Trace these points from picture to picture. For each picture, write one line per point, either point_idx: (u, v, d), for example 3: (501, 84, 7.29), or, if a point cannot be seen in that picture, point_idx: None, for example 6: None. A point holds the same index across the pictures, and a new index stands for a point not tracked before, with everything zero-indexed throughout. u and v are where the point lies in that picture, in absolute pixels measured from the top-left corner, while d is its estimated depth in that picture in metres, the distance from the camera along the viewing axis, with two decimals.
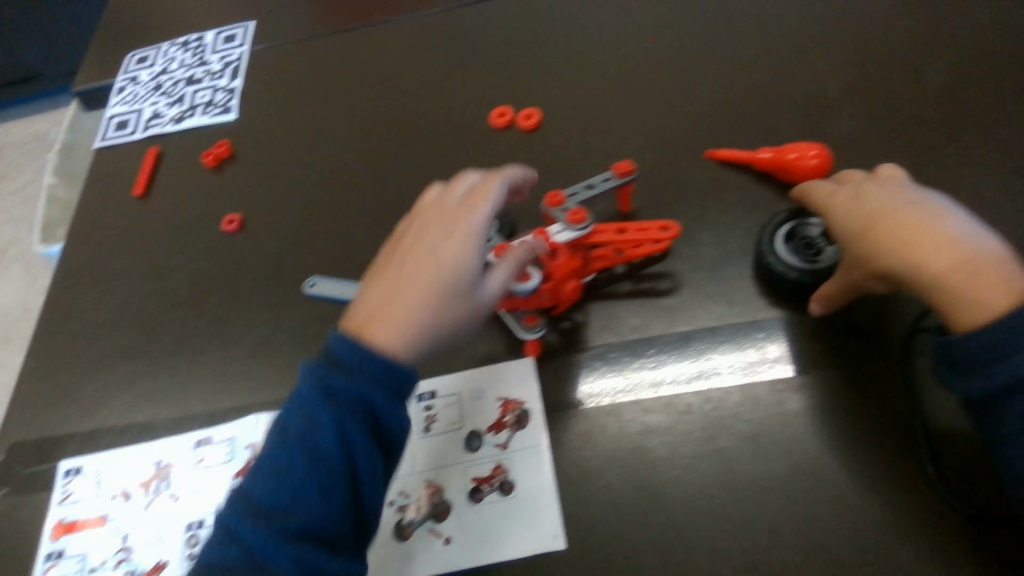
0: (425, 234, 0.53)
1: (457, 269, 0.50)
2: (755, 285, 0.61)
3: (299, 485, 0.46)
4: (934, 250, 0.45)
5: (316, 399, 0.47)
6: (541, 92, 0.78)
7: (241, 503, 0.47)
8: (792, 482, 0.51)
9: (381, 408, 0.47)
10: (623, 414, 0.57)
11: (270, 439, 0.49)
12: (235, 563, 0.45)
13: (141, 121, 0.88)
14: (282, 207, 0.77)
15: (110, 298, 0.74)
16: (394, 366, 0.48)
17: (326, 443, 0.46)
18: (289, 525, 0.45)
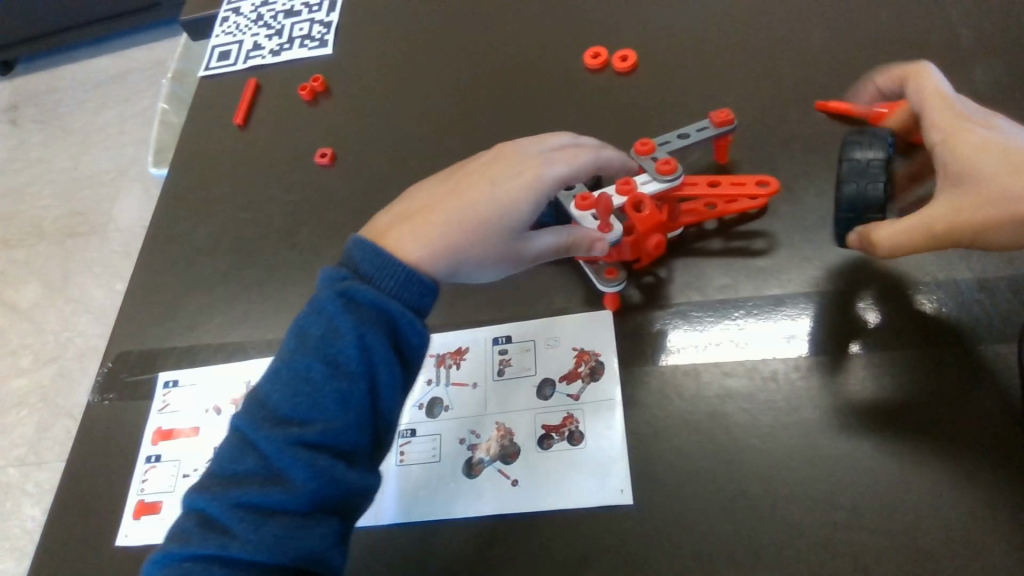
0: (494, 168, 0.57)
1: (508, 210, 0.54)
2: (857, 253, 0.57)
3: (318, 390, 0.48)
4: (1007, 166, 0.44)
5: (335, 306, 0.50)
6: (640, 34, 0.75)
7: (256, 412, 0.49)
8: (878, 462, 0.49)
9: (400, 320, 0.50)
10: (703, 375, 0.55)
11: (285, 349, 0.51)
12: (253, 472, 0.47)
13: (242, 53, 0.92)
14: (373, 143, 0.77)
15: (210, 223, 0.78)
16: (417, 278, 0.52)
17: (346, 348, 0.49)
18: (306, 435, 0.47)
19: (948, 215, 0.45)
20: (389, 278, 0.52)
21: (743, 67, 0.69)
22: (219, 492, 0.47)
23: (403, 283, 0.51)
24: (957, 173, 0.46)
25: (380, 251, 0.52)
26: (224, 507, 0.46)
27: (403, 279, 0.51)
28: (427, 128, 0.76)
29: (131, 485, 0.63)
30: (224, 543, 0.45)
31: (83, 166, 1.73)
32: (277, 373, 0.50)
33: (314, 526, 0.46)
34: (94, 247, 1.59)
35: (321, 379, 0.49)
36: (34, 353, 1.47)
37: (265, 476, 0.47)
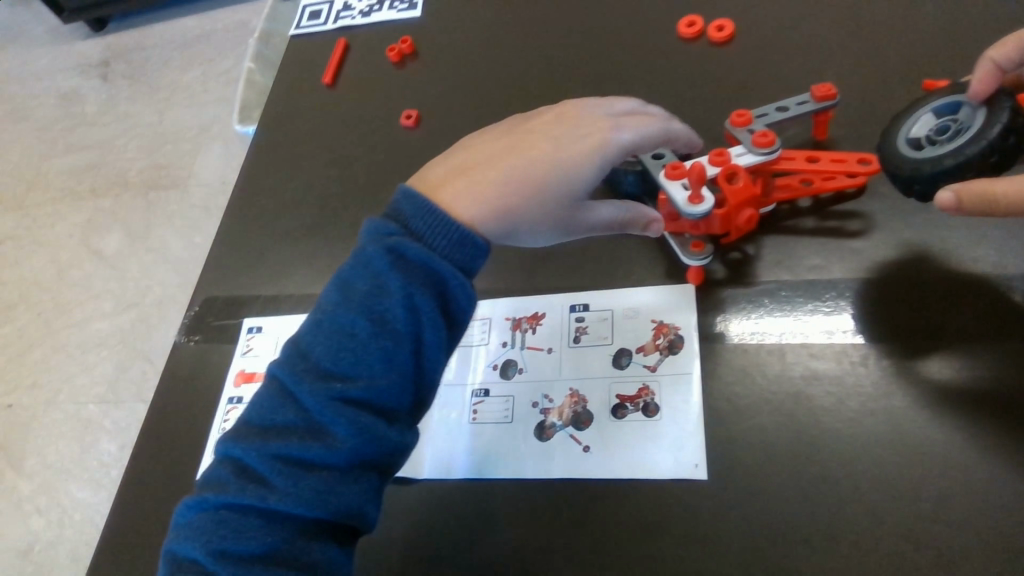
0: (560, 128, 0.56)
1: (574, 171, 0.54)
2: (960, 240, 0.55)
3: (363, 347, 0.48)
4: None
5: (382, 263, 0.49)
6: (738, 6, 0.73)
7: (298, 364, 0.49)
8: (971, 456, 0.47)
9: (449, 281, 0.49)
10: (786, 356, 0.54)
11: (329, 301, 0.50)
12: (294, 424, 0.47)
13: (332, 12, 0.93)
14: (458, 105, 0.78)
15: (297, 177, 0.80)
16: (469, 240, 0.51)
17: (394, 307, 0.48)
18: (348, 391, 0.47)
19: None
20: (441, 237, 0.51)
21: (847, 42, 0.66)
22: (258, 442, 0.47)
23: (455, 244, 0.50)
24: None
25: (431, 208, 0.51)
26: (264, 457, 0.47)
27: (454, 240, 0.50)
28: (514, 94, 0.76)
29: (214, 422, 0.65)
30: (262, 495, 0.46)
31: (169, 121, 1.79)
32: (319, 326, 0.50)
33: (351, 482, 0.47)
34: (175, 200, 1.65)
35: (366, 336, 0.48)
36: (116, 298, 1.54)
37: (305, 429, 0.47)
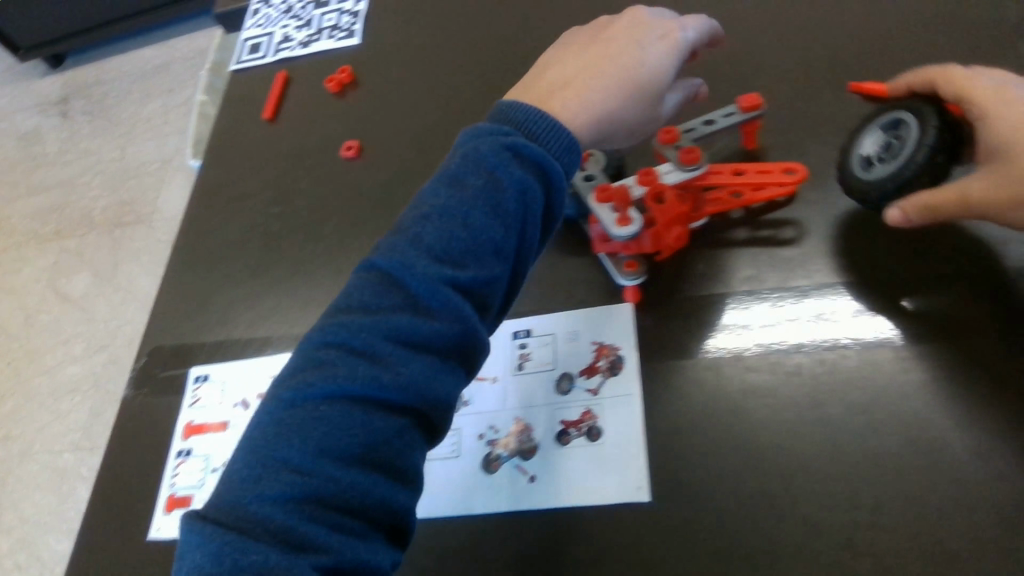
0: (636, 33, 0.56)
1: (656, 74, 0.54)
2: (886, 243, 0.55)
3: (475, 238, 0.46)
4: None
5: (498, 160, 0.48)
6: (667, 16, 0.73)
7: (409, 250, 0.46)
8: (904, 460, 0.47)
9: (556, 182, 0.50)
10: (724, 370, 0.54)
11: (434, 197, 0.48)
12: (401, 307, 0.45)
13: (271, 45, 0.91)
14: (397, 134, 0.77)
15: (241, 217, 0.79)
16: (575, 147, 0.52)
17: (508, 200, 0.47)
18: (460, 278, 0.45)
19: (984, 191, 0.46)
20: (552, 139, 0.51)
21: (776, 48, 0.66)
22: (366, 324, 0.44)
23: (565, 148, 0.51)
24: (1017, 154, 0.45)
25: (542, 115, 0.51)
26: (372, 338, 0.44)
27: (565, 146, 0.51)
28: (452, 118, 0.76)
29: (164, 478, 0.65)
30: (374, 379, 0.42)
31: (131, 157, 1.78)
32: (427, 217, 0.47)
33: (449, 372, 0.45)
34: (141, 236, 1.64)
35: (479, 227, 0.46)
36: (86, 340, 1.53)
37: (414, 314, 0.45)
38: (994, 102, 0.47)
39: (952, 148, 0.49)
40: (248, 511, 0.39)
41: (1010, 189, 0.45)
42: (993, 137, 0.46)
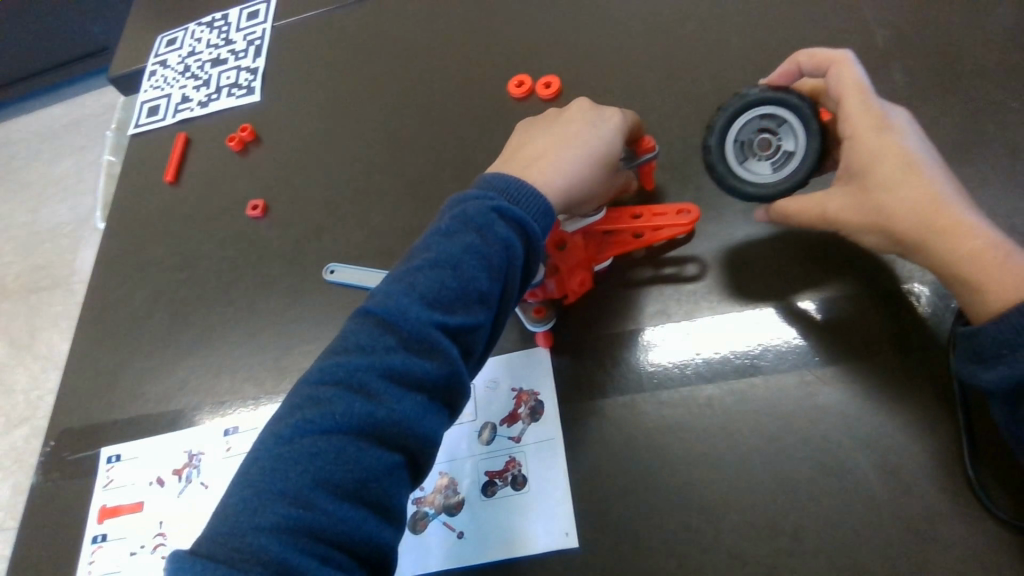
0: (585, 111, 0.56)
1: (612, 146, 0.55)
2: (780, 269, 0.57)
3: (463, 285, 0.46)
4: (905, 176, 0.45)
5: (484, 219, 0.48)
6: (561, 57, 0.74)
7: (402, 297, 0.45)
8: (815, 482, 0.48)
9: (539, 239, 0.50)
10: (639, 407, 0.54)
11: (426, 248, 0.48)
12: (393, 350, 0.44)
13: (170, 106, 0.89)
14: (304, 191, 0.76)
15: (148, 285, 0.77)
16: (551, 211, 0.51)
17: (496, 252, 0.47)
18: (450, 322, 0.45)
19: (842, 211, 0.49)
20: (529, 203, 0.50)
21: (665, 83, 0.68)
22: (361, 364, 0.43)
23: (541, 214, 0.50)
24: (861, 168, 0.47)
25: (521, 183, 0.51)
26: (367, 376, 0.43)
27: (543, 210, 0.50)
28: (357, 172, 0.75)
29: (79, 566, 0.63)
30: (367, 416, 0.42)
31: (42, 219, 1.70)
32: (419, 268, 0.47)
33: (437, 414, 0.44)
34: (59, 300, 1.57)
35: (467, 277, 0.46)
36: (7, 415, 1.45)
37: (405, 355, 0.44)
38: (858, 116, 0.49)
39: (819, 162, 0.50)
40: (245, 542, 0.38)
41: (860, 215, 0.47)
42: (851, 160, 0.48)
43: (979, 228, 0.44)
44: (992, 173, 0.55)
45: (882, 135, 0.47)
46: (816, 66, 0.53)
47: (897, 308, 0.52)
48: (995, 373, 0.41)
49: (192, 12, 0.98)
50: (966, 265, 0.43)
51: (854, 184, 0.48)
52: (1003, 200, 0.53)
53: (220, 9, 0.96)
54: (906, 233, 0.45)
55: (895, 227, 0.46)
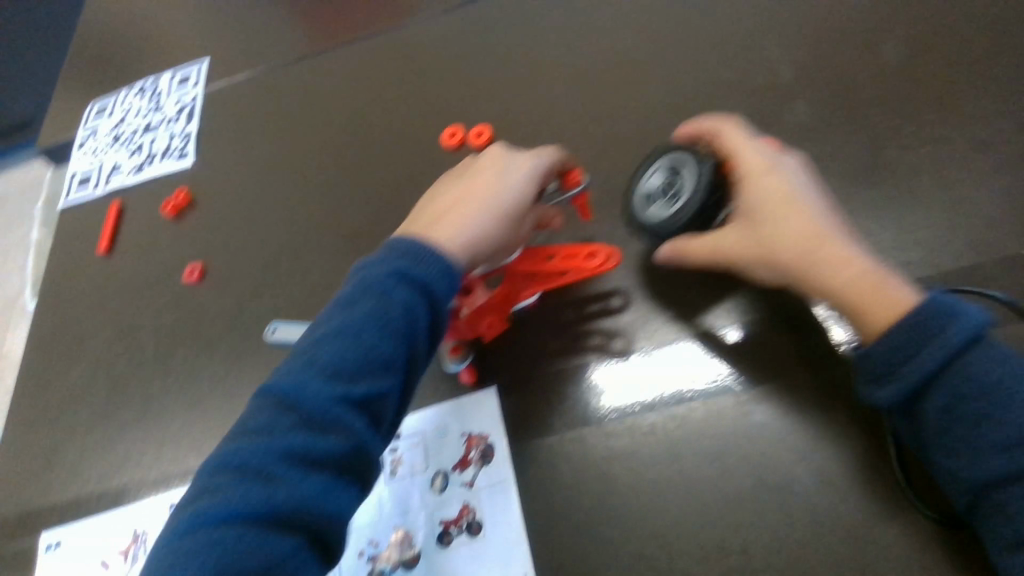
0: (497, 165, 0.58)
1: (519, 200, 0.56)
2: (711, 293, 0.58)
3: (364, 355, 0.47)
4: (785, 208, 0.51)
5: (385, 284, 0.50)
6: (490, 106, 0.76)
7: (304, 372, 0.47)
8: (759, 499, 0.50)
9: (442, 299, 0.51)
10: (587, 441, 0.56)
11: (331, 317, 0.50)
12: (297, 427, 0.46)
13: (101, 176, 0.88)
14: (243, 252, 0.76)
15: (86, 358, 0.75)
16: (457, 268, 0.52)
17: (394, 320, 0.49)
18: (351, 394, 0.46)
19: (734, 248, 0.53)
20: (431, 263, 0.51)
21: (589, 126, 0.71)
22: (265, 442, 0.45)
23: (444, 272, 0.51)
24: (750, 206, 0.52)
25: (425, 244, 0.52)
26: (268, 456, 0.45)
27: (444, 269, 0.51)
28: (295, 230, 0.76)
29: None
30: (268, 497, 0.43)
31: None
32: (322, 339, 0.49)
33: (343, 484, 0.45)
34: None
35: (368, 347, 0.48)
36: None
37: (308, 433, 0.45)
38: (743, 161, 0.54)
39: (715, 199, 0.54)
40: None
41: (750, 249, 0.52)
42: (746, 204, 0.53)
43: (858, 258, 0.48)
44: (893, 195, 0.59)
45: (767, 180, 0.52)
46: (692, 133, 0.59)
47: (793, 322, 0.55)
48: (884, 391, 0.44)
49: (120, 80, 0.98)
50: (852, 292, 0.47)
51: (748, 225, 0.52)
52: (906, 220, 0.57)
53: (149, 76, 0.97)
54: (792, 260, 0.50)
55: (783, 256, 0.50)
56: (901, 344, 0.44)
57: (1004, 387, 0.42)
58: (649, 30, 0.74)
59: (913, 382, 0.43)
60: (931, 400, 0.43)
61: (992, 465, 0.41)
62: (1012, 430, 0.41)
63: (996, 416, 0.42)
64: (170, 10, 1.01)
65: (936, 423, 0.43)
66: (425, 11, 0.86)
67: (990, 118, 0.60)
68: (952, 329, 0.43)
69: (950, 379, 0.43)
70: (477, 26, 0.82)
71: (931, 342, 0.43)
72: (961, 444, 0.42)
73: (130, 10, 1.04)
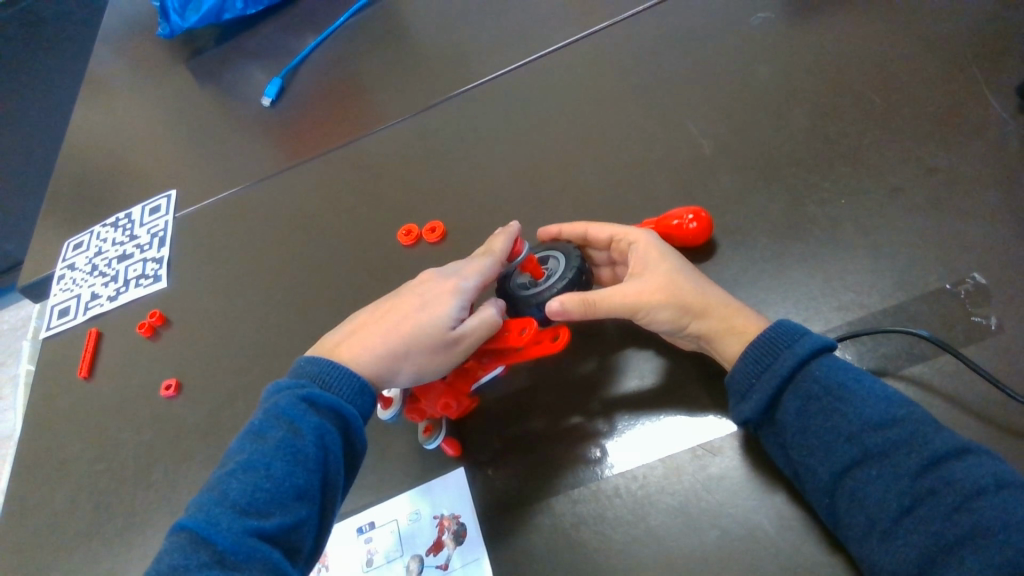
0: (427, 286, 0.61)
1: (437, 317, 0.58)
2: (657, 361, 0.62)
3: (278, 485, 0.48)
4: (677, 270, 0.59)
5: (296, 411, 0.52)
6: (441, 204, 0.81)
7: (213, 508, 0.47)
8: (723, 547, 0.51)
9: (353, 424, 0.54)
10: (555, 508, 0.57)
11: (240, 450, 0.51)
12: (207, 566, 0.45)
13: (80, 305, 0.92)
14: (215, 363, 0.79)
15: (67, 483, 0.76)
16: (367, 389, 0.55)
17: (308, 446, 0.50)
18: (265, 525, 0.46)
19: (640, 291, 0.58)
20: (344, 386, 0.54)
21: (534, 212, 0.75)
22: None
23: (357, 392, 0.55)
24: (646, 266, 0.60)
25: (337, 364, 0.56)
26: None
27: (355, 389, 0.55)
28: (266, 337, 0.79)
29: None
30: None
31: None
32: (231, 473, 0.49)
33: None
34: None
35: (281, 475, 0.49)
36: None
37: (219, 570, 0.44)
38: (633, 240, 0.63)
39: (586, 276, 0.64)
40: None
41: (658, 292, 0.57)
42: (636, 262, 0.61)
43: (728, 298, 0.57)
44: (818, 247, 0.63)
45: (646, 240, 0.62)
46: (573, 234, 0.67)
47: (700, 363, 0.60)
48: (747, 405, 0.52)
49: (96, 215, 1.03)
50: (734, 319, 0.55)
51: (636, 277, 0.60)
52: (831, 267, 0.61)
53: (123, 208, 1.02)
54: (695, 303, 0.56)
55: (687, 299, 0.57)
56: (758, 359, 0.52)
57: (845, 385, 0.48)
58: (580, 120, 0.80)
59: (767, 390, 0.50)
60: (786, 404, 0.50)
61: (842, 453, 0.46)
62: (853, 419, 0.47)
63: (840, 409, 0.47)
64: (141, 145, 1.08)
65: (792, 424, 0.49)
66: (376, 124, 0.92)
67: (898, 167, 0.65)
68: (799, 342, 0.51)
69: (801, 382, 0.50)
70: (424, 133, 0.89)
71: (781, 354, 0.51)
72: (812, 438, 0.48)
73: (104, 149, 1.10)
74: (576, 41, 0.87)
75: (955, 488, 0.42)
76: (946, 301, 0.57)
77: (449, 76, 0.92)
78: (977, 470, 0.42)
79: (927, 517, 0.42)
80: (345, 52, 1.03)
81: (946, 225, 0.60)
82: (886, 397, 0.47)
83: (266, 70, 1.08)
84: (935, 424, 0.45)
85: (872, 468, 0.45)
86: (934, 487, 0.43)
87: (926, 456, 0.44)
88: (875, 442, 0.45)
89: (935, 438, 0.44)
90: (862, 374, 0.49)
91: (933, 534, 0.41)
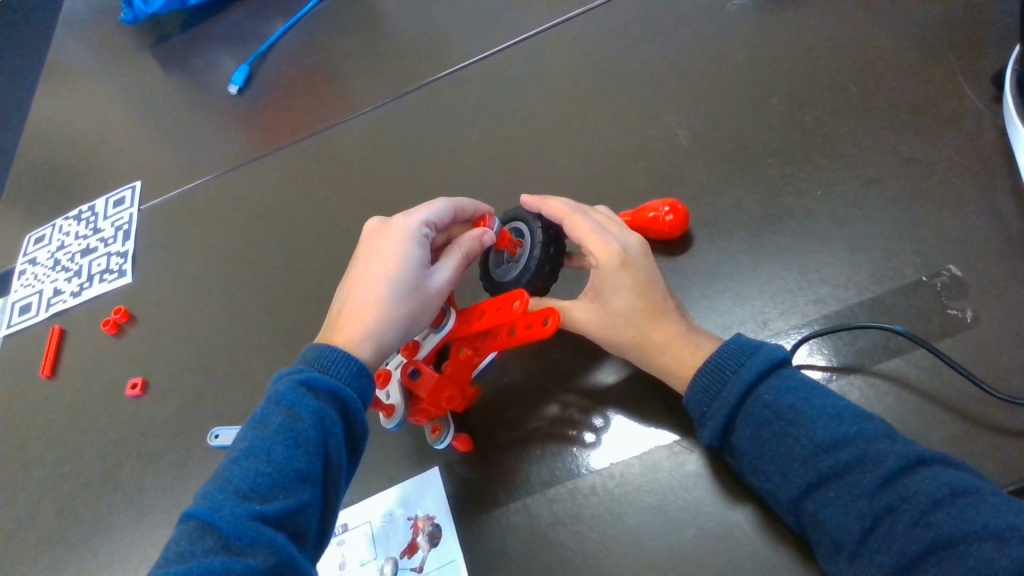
0: (378, 243, 0.58)
1: (403, 265, 0.56)
2: (620, 368, 0.60)
3: (280, 469, 0.46)
4: (636, 299, 0.56)
5: (294, 395, 0.49)
6: (415, 196, 0.80)
7: (217, 494, 0.44)
8: (701, 546, 0.51)
9: (353, 406, 0.50)
10: (531, 507, 0.56)
11: (243, 437, 0.48)
12: (214, 551, 0.42)
13: (43, 301, 0.89)
14: (183, 361, 0.77)
15: (31, 486, 0.74)
16: (366, 370, 0.52)
17: (309, 429, 0.47)
18: (269, 510, 0.44)
19: (583, 324, 0.58)
20: (344, 367, 0.51)
21: (509, 205, 0.74)
22: (178, 571, 0.41)
23: (356, 372, 0.51)
24: (603, 290, 0.57)
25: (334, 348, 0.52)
26: None
27: (355, 371, 0.51)
28: (235, 334, 0.77)
29: None
30: None
31: None
32: (234, 460, 0.47)
33: None
34: None
35: (283, 459, 0.46)
36: None
37: (226, 556, 0.42)
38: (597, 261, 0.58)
39: (555, 241, 0.61)
40: None
41: (601, 328, 0.57)
42: (595, 282, 0.58)
43: (680, 331, 0.55)
44: (795, 239, 0.62)
45: (610, 262, 0.56)
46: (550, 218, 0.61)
47: (652, 383, 0.58)
48: (704, 431, 0.51)
49: (59, 208, 0.99)
50: (676, 365, 0.54)
51: (590, 300, 0.58)
52: (808, 260, 0.61)
53: (86, 200, 0.99)
54: (630, 341, 0.56)
55: (623, 338, 0.56)
56: (706, 388, 0.51)
57: (793, 409, 0.47)
58: (555, 109, 0.79)
59: (719, 419, 0.50)
60: (739, 431, 0.49)
61: (798, 478, 0.46)
62: (805, 444, 0.46)
63: (791, 434, 0.47)
64: (104, 134, 1.04)
65: (748, 450, 0.49)
66: (347, 113, 0.90)
67: (875, 158, 0.64)
68: (746, 365, 0.50)
69: (751, 409, 0.49)
70: (395, 122, 0.87)
71: (728, 380, 0.50)
72: (768, 464, 0.48)
73: (65, 139, 1.06)
74: (550, 28, 0.86)
75: (911, 504, 0.41)
76: (922, 293, 0.56)
77: (422, 64, 0.90)
78: (931, 483, 0.42)
79: (889, 536, 0.41)
80: (315, 38, 1.00)
81: (923, 217, 0.60)
82: (837, 415, 0.46)
83: (234, 56, 1.05)
84: (887, 437, 0.45)
85: (829, 491, 0.44)
86: (891, 504, 0.42)
87: (880, 474, 0.43)
88: (829, 464, 0.44)
89: (886, 454, 0.43)
90: (811, 392, 0.48)
91: (897, 553, 0.41)
